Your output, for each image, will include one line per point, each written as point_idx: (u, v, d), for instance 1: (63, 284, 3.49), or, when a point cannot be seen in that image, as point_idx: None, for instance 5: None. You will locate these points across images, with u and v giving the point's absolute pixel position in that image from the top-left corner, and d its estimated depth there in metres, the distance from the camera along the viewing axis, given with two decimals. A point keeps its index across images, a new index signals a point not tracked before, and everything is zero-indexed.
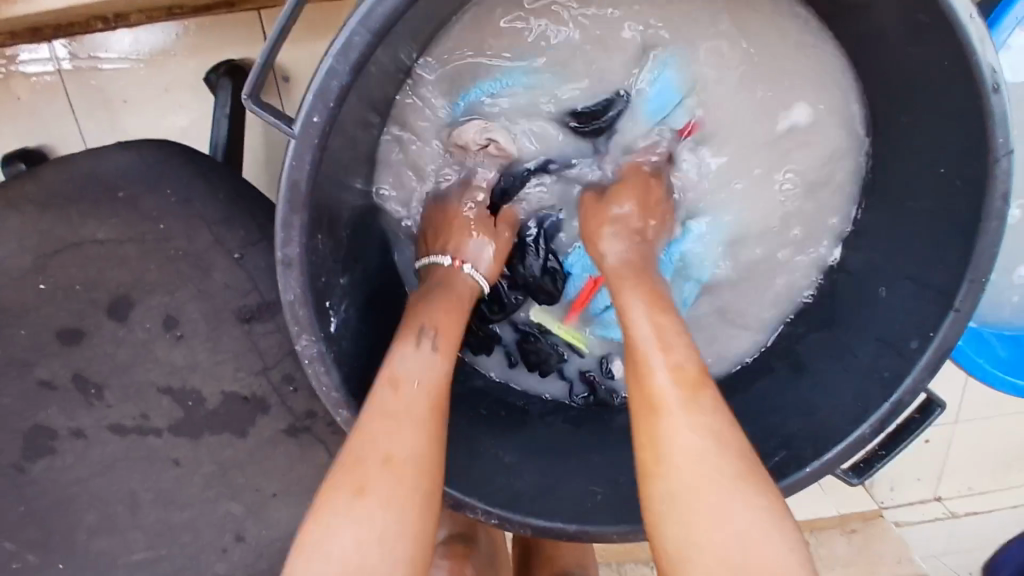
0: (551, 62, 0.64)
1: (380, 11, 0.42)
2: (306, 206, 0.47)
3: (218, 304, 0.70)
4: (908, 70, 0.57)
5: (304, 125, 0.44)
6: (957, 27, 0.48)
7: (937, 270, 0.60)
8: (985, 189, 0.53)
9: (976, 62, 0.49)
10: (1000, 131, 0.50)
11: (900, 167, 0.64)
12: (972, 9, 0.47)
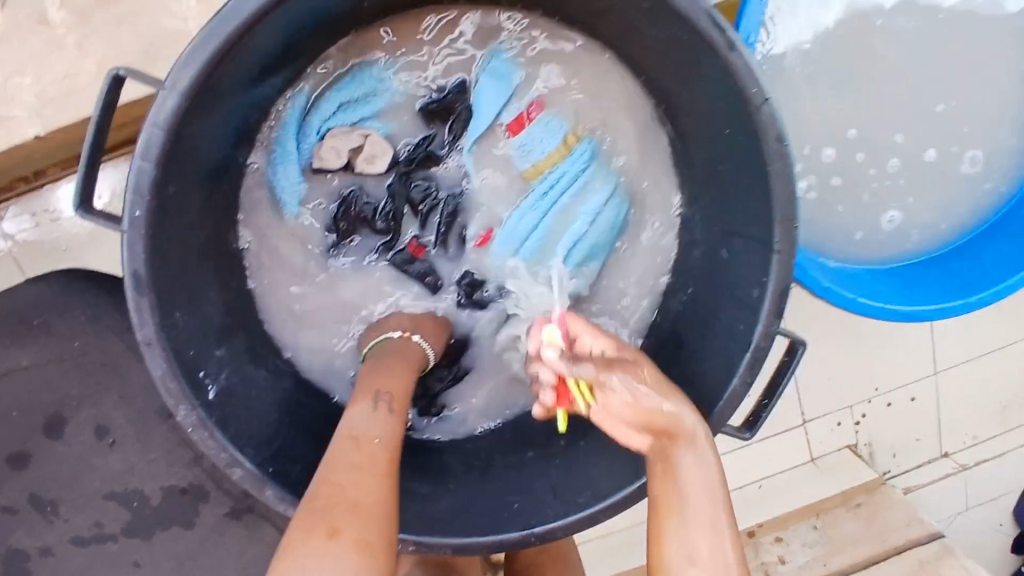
0: (389, 79, 0.77)
1: (169, 111, 0.53)
2: (152, 288, 0.56)
3: (141, 406, 0.78)
4: (670, 56, 0.65)
5: (130, 219, 0.54)
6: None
7: (756, 222, 0.64)
8: (761, 137, 0.58)
9: (706, 26, 0.55)
10: (753, 83, 0.56)
11: (704, 139, 0.69)
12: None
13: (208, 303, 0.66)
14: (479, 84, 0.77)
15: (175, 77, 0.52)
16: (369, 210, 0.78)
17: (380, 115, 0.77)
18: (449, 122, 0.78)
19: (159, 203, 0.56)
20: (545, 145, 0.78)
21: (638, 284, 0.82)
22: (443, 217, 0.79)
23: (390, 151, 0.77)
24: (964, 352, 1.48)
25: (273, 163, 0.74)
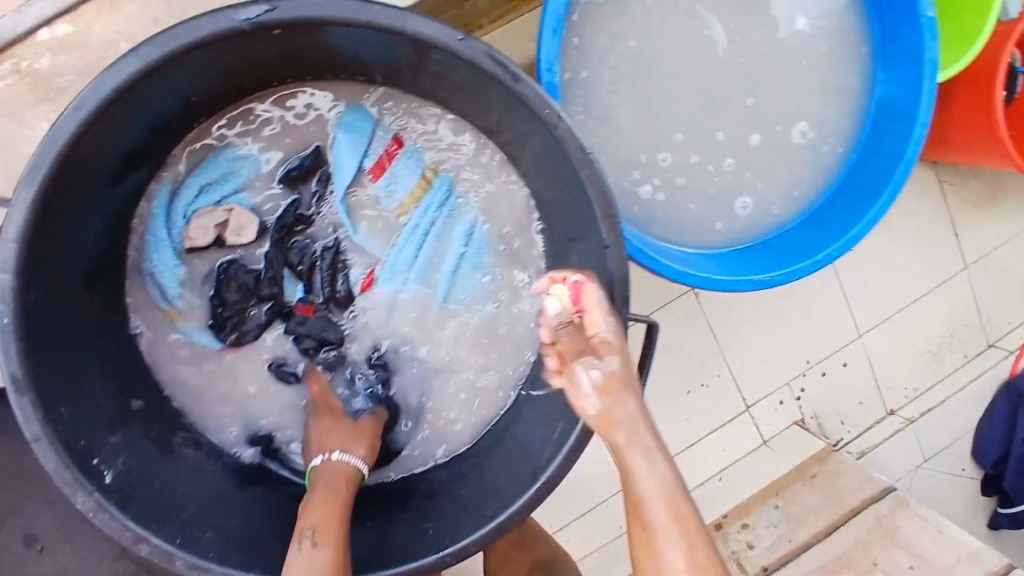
0: (240, 158, 0.86)
1: (18, 224, 0.64)
2: (31, 387, 0.67)
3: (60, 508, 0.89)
4: (488, 95, 0.73)
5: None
6: (450, 47, 0.64)
7: (588, 227, 0.72)
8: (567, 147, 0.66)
9: (489, 66, 0.64)
10: (543, 105, 0.64)
11: (540, 162, 0.77)
12: (459, 34, 0.62)
13: (99, 402, 0.78)
14: (336, 143, 0.87)
15: (22, 196, 0.63)
16: (251, 279, 0.88)
17: (241, 192, 0.87)
18: (309, 186, 0.87)
19: (27, 308, 0.67)
20: (408, 182, 0.90)
21: (517, 293, 0.93)
22: (323, 273, 0.90)
23: (255, 221, 0.86)
24: (880, 312, 1.56)
25: (152, 250, 0.85)
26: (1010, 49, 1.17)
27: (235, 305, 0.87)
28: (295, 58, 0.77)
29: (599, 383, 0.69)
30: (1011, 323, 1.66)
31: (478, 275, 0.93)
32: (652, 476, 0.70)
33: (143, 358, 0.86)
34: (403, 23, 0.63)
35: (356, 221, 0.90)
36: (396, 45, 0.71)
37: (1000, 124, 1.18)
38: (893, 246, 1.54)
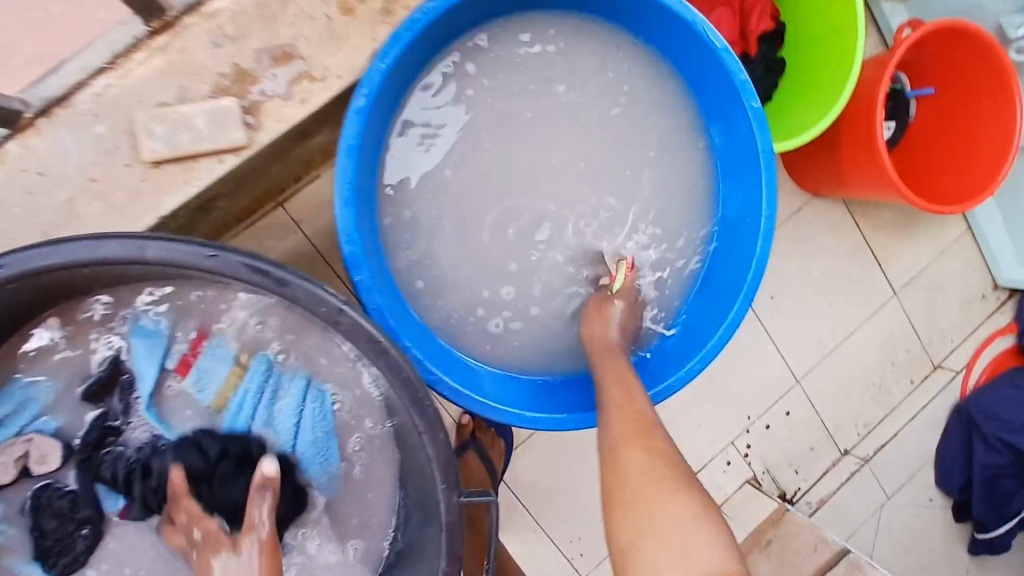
0: (36, 381, 0.73)
1: None
2: None
3: None
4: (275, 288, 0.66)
5: None
6: (204, 264, 0.56)
7: (399, 409, 0.67)
8: (364, 340, 0.60)
9: (251, 277, 0.57)
10: (320, 304, 0.59)
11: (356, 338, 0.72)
12: (209, 249, 0.56)
13: None
14: (132, 347, 0.75)
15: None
16: (66, 504, 0.74)
17: (42, 417, 0.74)
18: (119, 395, 0.75)
19: None
20: (219, 373, 0.78)
21: (365, 466, 0.80)
22: (138, 487, 0.74)
23: (60, 447, 0.73)
24: (812, 355, 1.52)
25: None
26: (883, 88, 1.15)
27: (54, 535, 0.74)
28: (70, 284, 0.67)
29: (619, 322, 0.87)
30: (954, 341, 1.60)
31: (319, 455, 0.79)
32: (639, 453, 0.73)
33: None
34: (142, 251, 0.55)
35: (168, 425, 0.77)
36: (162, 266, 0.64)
37: (883, 158, 1.15)
38: (810, 289, 1.51)
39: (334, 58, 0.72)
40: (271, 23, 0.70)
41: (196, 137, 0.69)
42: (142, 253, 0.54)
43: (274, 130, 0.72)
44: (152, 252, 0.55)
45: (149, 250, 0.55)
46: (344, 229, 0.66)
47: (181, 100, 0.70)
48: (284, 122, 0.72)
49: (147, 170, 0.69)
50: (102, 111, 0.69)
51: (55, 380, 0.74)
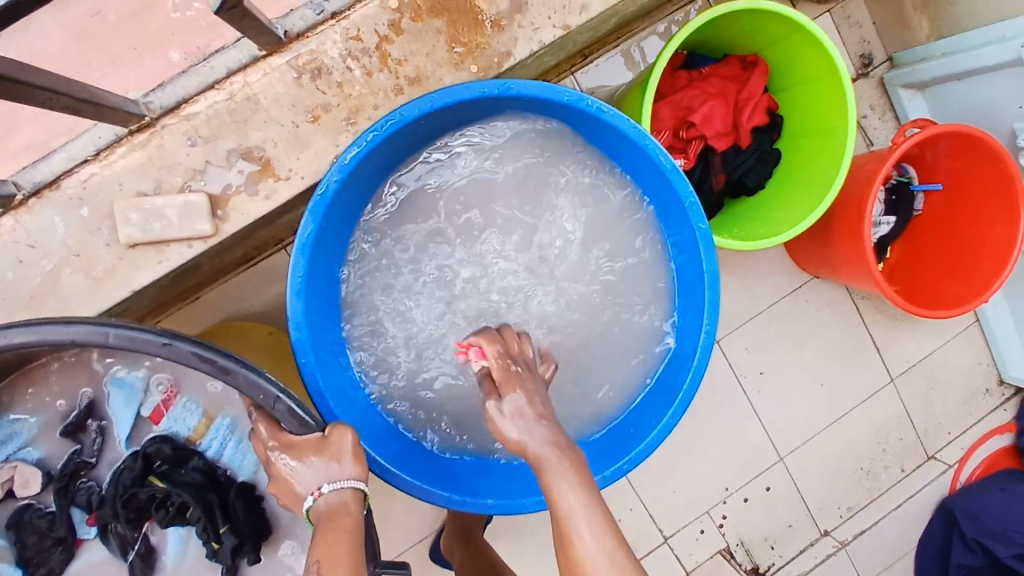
0: (24, 414, 0.78)
1: None
2: None
3: None
4: None
5: None
6: (158, 352, 0.63)
7: None
8: (290, 430, 0.66)
9: (200, 364, 0.64)
10: (259, 393, 0.65)
11: None
12: (163, 339, 0.63)
13: None
14: (112, 393, 0.77)
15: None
16: (44, 523, 0.77)
17: (28, 447, 0.78)
18: (95, 432, 0.78)
19: None
20: (189, 422, 0.78)
21: None
22: (108, 516, 0.77)
23: (42, 475, 0.77)
24: (802, 432, 1.51)
25: None
26: (877, 186, 1.13)
27: (33, 548, 0.77)
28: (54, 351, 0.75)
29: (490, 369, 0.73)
30: (951, 433, 1.57)
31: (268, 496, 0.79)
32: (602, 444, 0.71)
33: None
34: (106, 336, 0.62)
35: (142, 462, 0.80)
36: None
37: (871, 259, 1.15)
38: (803, 366, 1.50)
39: (298, 162, 0.75)
40: (242, 128, 0.74)
41: (167, 225, 0.73)
42: (103, 339, 0.62)
43: (240, 222, 0.75)
44: (112, 339, 0.62)
45: (111, 336, 0.62)
46: (293, 316, 0.73)
47: (157, 190, 0.74)
48: (248, 216, 0.75)
49: (122, 250, 0.74)
50: (87, 196, 0.73)
51: (40, 414, 0.78)
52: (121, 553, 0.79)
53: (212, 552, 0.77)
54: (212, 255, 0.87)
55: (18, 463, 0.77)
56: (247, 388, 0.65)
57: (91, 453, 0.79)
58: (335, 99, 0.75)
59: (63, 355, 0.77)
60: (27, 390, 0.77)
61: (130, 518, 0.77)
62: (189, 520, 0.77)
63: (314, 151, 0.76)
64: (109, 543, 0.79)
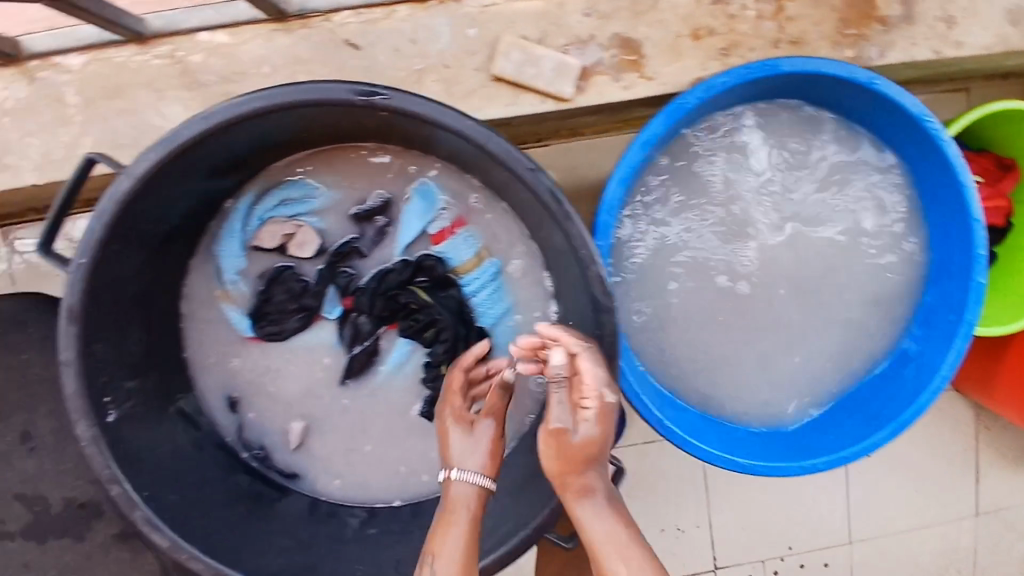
0: (324, 185, 0.83)
1: (124, 191, 0.65)
2: (80, 320, 0.67)
3: (28, 423, 0.86)
4: (533, 216, 0.76)
5: (76, 264, 0.65)
6: (523, 175, 0.67)
7: None
8: (592, 290, 0.70)
9: (547, 200, 0.67)
10: (582, 247, 0.68)
11: (561, 288, 0.81)
12: (532, 165, 0.67)
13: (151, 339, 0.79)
14: (412, 201, 0.83)
15: (116, 190, 0.65)
16: (299, 287, 0.83)
17: (313, 216, 0.83)
18: (375, 229, 0.83)
19: (105, 262, 0.68)
20: (462, 255, 0.84)
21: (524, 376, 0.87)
22: (362, 306, 0.83)
23: (316, 243, 0.83)
24: (880, 526, 1.51)
25: (223, 236, 0.83)
26: None
27: (278, 306, 0.83)
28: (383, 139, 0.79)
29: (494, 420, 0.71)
30: None
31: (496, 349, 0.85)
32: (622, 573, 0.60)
33: (179, 314, 0.84)
34: (486, 139, 0.66)
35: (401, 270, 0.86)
36: (470, 163, 0.76)
37: None
38: (905, 466, 1.51)
39: (665, 69, 0.79)
40: (636, 19, 0.78)
41: (536, 75, 0.77)
42: (486, 142, 0.66)
43: (593, 100, 0.78)
44: (493, 145, 0.66)
45: (490, 141, 0.66)
46: (607, 199, 0.78)
47: (539, 40, 0.78)
48: (602, 98, 0.79)
49: (487, 80, 0.78)
50: (481, 18, 0.77)
51: (337, 191, 0.83)
52: (349, 344, 0.84)
53: (435, 377, 0.84)
54: (517, 126, 0.91)
55: (302, 225, 0.82)
56: (575, 238, 0.68)
57: (363, 245, 0.84)
58: (723, 28, 0.80)
59: (380, 148, 0.81)
60: (337, 163, 0.82)
61: (381, 316, 0.83)
62: (428, 339, 0.84)
63: (682, 66, 0.79)
64: (343, 331, 0.85)
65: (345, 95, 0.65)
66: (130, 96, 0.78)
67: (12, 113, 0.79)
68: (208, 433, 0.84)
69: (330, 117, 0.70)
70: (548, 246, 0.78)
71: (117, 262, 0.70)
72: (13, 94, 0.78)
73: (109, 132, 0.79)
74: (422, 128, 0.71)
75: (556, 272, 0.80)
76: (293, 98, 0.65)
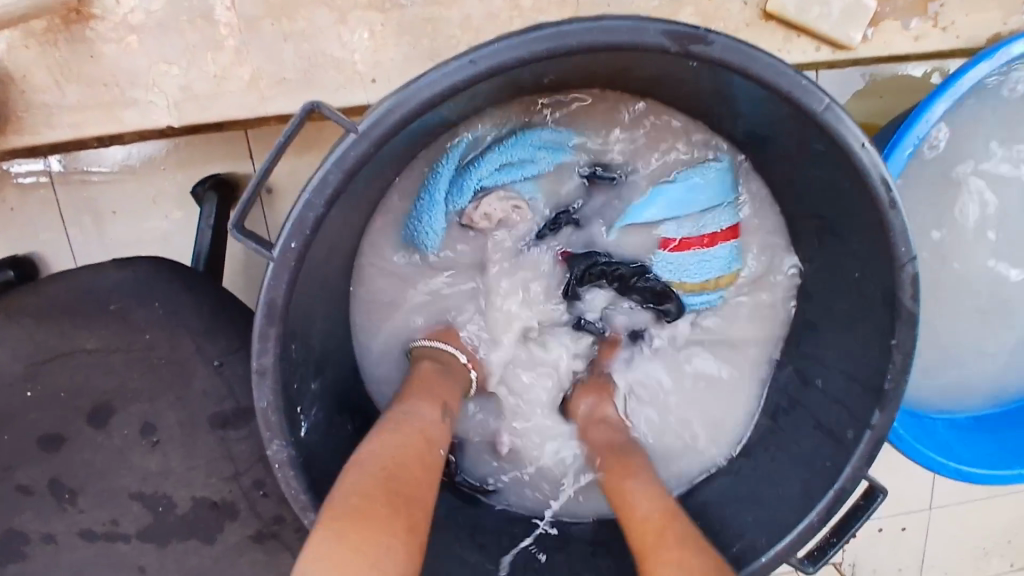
0: (556, 142, 0.68)
1: (353, 155, 0.50)
2: (282, 320, 0.53)
3: (156, 410, 0.72)
4: (813, 192, 0.62)
5: (283, 250, 0.51)
6: (850, 153, 0.52)
7: (864, 366, 0.63)
8: (896, 294, 0.57)
9: (875, 187, 0.53)
10: (903, 244, 0.54)
11: (816, 277, 0.68)
12: (862, 139, 0.52)
13: (329, 323, 0.65)
14: (674, 182, 0.68)
15: (344, 155, 0.49)
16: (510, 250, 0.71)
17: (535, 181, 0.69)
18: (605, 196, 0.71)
19: (311, 246, 0.53)
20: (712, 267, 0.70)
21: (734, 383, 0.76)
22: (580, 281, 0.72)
23: (537, 215, 0.70)
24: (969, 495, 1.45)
25: (425, 194, 0.67)
26: None
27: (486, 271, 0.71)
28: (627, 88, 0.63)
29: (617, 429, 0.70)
30: None
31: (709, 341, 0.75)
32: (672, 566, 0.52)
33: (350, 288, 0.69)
34: (819, 107, 0.51)
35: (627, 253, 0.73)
36: (749, 121, 0.61)
37: None
38: None
39: (964, 19, 0.68)
40: None
41: (823, 17, 0.65)
42: (815, 107, 0.51)
43: (878, 50, 0.67)
44: (823, 113, 0.51)
45: (824, 107, 0.51)
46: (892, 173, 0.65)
47: None
48: (887, 49, 0.67)
49: (756, 18, 0.65)
50: None
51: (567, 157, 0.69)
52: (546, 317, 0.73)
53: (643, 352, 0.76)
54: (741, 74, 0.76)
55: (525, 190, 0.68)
56: (900, 235, 0.54)
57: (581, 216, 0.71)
58: None
59: (620, 95, 0.66)
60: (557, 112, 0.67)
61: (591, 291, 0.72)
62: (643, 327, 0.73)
63: (984, 17, 0.68)
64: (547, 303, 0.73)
65: (655, 40, 0.48)
66: (305, 15, 0.61)
67: (142, 30, 0.61)
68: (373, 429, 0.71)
69: (605, 62, 0.53)
70: (817, 228, 0.65)
71: (327, 239, 0.56)
72: (144, 4, 0.60)
73: (274, 61, 0.62)
74: (711, 84, 0.56)
75: (816, 259, 0.67)
76: (589, 40, 0.48)
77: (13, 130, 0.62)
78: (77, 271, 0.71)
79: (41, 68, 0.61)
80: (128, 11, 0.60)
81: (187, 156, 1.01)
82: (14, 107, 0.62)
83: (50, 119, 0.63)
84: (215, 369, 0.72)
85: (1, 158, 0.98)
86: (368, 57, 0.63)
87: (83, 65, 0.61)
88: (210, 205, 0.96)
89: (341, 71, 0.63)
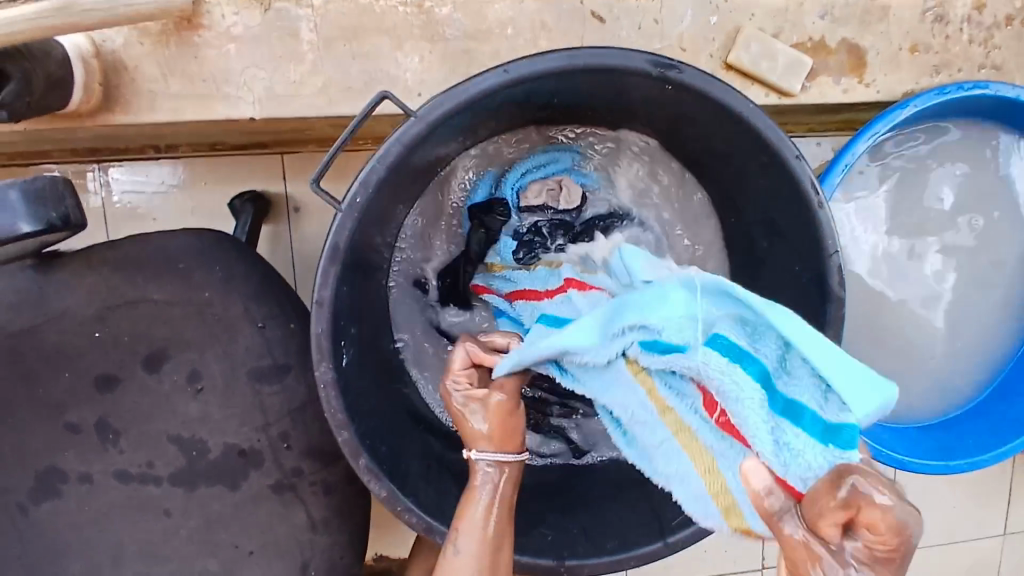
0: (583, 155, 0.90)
1: (409, 134, 0.64)
2: (340, 261, 0.65)
3: (202, 360, 0.84)
4: (764, 202, 0.77)
5: (349, 204, 0.64)
6: (788, 163, 0.68)
7: None
8: (826, 279, 0.71)
9: (806, 190, 0.69)
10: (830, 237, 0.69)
11: (764, 277, 0.83)
12: (796, 152, 0.68)
13: (369, 285, 0.78)
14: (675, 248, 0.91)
15: (405, 132, 0.63)
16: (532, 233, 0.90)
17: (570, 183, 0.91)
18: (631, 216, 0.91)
19: (368, 206, 0.67)
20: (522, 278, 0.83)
21: None
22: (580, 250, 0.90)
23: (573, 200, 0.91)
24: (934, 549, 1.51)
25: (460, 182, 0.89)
26: None
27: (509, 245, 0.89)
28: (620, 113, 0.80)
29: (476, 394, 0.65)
30: None
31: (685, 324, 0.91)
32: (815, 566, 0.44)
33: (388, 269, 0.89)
34: (763, 126, 0.67)
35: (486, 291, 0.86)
36: (715, 142, 0.76)
37: None
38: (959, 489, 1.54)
39: (884, 78, 0.87)
40: (861, 28, 0.85)
41: (771, 69, 0.83)
42: (760, 125, 0.67)
43: (815, 98, 0.86)
44: (766, 130, 0.67)
45: (767, 126, 0.67)
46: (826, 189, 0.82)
47: (775, 35, 0.84)
48: (823, 97, 0.86)
49: (720, 67, 0.83)
50: (722, 8, 0.82)
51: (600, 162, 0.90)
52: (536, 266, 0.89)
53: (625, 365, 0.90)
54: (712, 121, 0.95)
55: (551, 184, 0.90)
56: (825, 227, 0.69)
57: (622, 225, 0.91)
58: (936, 46, 0.87)
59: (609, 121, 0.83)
60: None
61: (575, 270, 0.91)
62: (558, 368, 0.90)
63: (900, 77, 0.87)
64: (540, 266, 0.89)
65: (642, 65, 0.65)
66: (370, 41, 0.78)
67: (240, 41, 0.77)
68: (389, 386, 0.82)
69: (604, 83, 0.69)
70: (766, 233, 0.80)
71: (380, 204, 0.69)
72: (244, 21, 0.76)
73: (341, 73, 0.78)
74: (688, 109, 0.72)
75: (766, 261, 0.82)
76: (594, 61, 0.64)
77: (122, 110, 0.77)
78: (149, 235, 0.84)
79: (151, 61, 0.77)
80: (231, 25, 0.76)
81: (226, 173, 1.15)
82: (125, 91, 0.77)
83: (153, 103, 0.78)
84: (257, 329, 0.85)
85: (61, 159, 1.13)
86: (416, 75, 0.79)
87: (187, 63, 0.77)
88: (245, 216, 1.08)
89: (394, 84, 0.79)
